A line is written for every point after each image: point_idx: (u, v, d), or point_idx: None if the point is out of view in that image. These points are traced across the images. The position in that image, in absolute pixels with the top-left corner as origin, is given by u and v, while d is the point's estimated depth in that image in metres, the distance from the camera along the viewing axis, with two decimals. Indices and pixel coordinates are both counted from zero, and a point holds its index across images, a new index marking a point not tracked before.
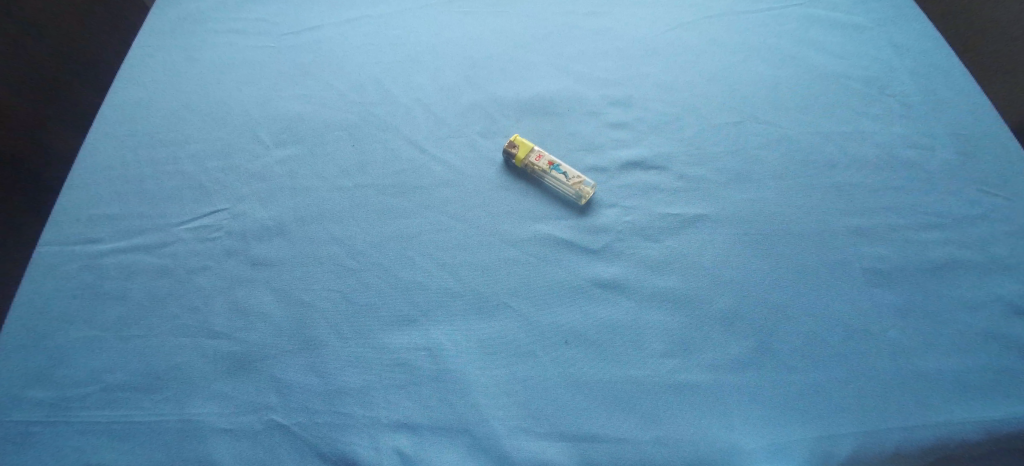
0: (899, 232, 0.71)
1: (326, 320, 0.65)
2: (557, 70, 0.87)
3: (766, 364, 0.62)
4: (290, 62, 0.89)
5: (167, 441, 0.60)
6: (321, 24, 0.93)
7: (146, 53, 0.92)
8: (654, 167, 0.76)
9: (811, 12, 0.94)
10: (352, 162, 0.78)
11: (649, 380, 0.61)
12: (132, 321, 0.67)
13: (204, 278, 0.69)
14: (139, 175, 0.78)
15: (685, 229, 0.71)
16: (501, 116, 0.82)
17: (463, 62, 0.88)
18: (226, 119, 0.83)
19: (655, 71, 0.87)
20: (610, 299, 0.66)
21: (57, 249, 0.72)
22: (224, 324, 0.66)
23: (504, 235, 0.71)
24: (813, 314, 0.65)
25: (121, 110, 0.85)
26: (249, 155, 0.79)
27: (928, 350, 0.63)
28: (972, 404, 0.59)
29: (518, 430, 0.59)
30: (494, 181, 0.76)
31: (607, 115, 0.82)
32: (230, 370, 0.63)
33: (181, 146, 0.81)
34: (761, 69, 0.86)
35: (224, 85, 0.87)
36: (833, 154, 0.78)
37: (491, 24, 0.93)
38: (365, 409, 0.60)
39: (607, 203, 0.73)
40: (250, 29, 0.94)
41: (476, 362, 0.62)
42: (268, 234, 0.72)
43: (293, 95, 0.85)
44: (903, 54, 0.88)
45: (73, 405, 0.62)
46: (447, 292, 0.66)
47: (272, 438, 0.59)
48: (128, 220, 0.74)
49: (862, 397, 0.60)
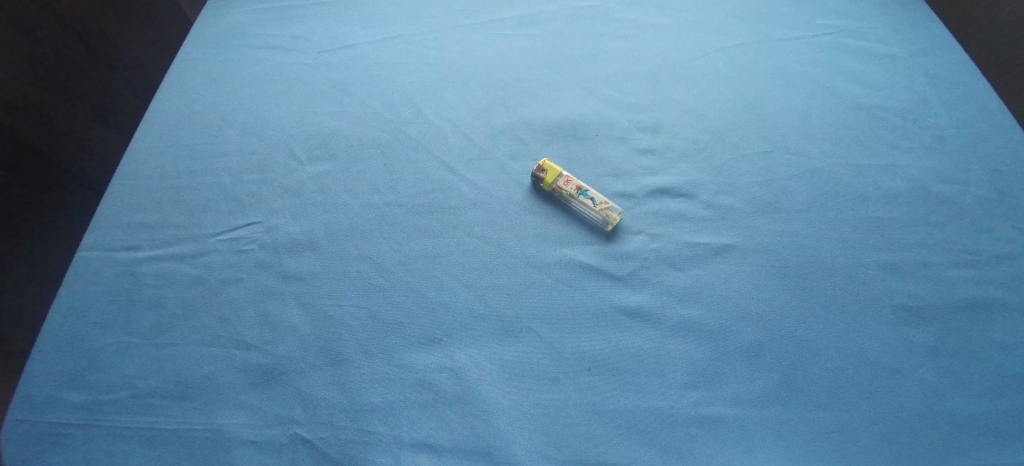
0: (931, 269, 0.69)
1: (352, 336, 0.67)
2: (587, 94, 0.88)
3: (791, 400, 0.61)
4: (326, 79, 0.91)
5: (195, 450, 0.61)
6: (358, 42, 0.96)
7: (189, 66, 0.95)
8: (680, 194, 0.76)
9: (841, 40, 0.93)
10: (381, 180, 0.80)
11: (672, 411, 0.61)
12: (166, 329, 0.69)
13: (236, 289, 0.71)
14: (178, 185, 0.80)
15: (712, 258, 0.71)
16: (530, 139, 0.83)
17: (495, 84, 0.90)
18: (262, 133, 0.85)
19: (686, 98, 0.87)
20: (635, 328, 0.66)
21: (97, 255, 0.74)
22: (253, 336, 0.67)
23: (528, 258, 0.71)
24: (841, 351, 0.64)
25: (162, 121, 0.88)
26: (283, 170, 0.81)
27: (960, 392, 0.61)
28: (1006, 449, 0.58)
29: (538, 456, 0.59)
30: (521, 204, 0.76)
31: (636, 141, 0.82)
32: (258, 382, 0.64)
33: (218, 158, 0.83)
34: (793, 98, 0.86)
35: (261, 100, 0.89)
36: (865, 187, 0.77)
37: (522, 45, 0.95)
38: (388, 427, 0.61)
39: (634, 229, 0.73)
40: (288, 45, 0.96)
41: (500, 385, 0.62)
42: (299, 248, 0.74)
43: (329, 111, 0.87)
44: (938, 86, 0.87)
45: (105, 409, 0.64)
46: (471, 314, 0.67)
47: (296, 451, 0.60)
48: (165, 229, 0.76)
49: (890, 438, 0.59)
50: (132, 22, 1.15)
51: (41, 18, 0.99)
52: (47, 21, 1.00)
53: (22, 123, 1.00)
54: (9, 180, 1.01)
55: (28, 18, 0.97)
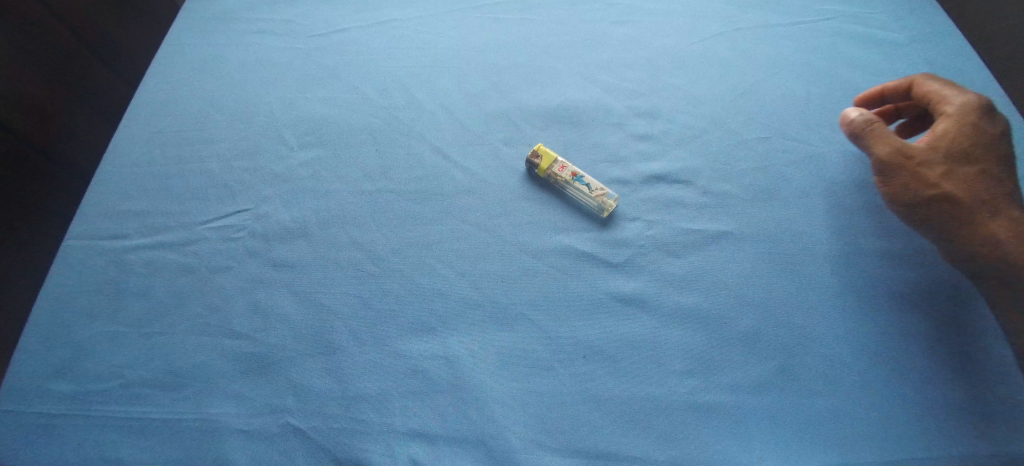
0: (929, 256, 0.69)
1: (344, 325, 0.66)
2: (583, 80, 0.87)
3: (787, 387, 0.60)
4: (317, 64, 0.90)
5: (186, 440, 0.60)
6: (349, 27, 0.94)
7: (177, 51, 0.93)
8: (678, 180, 0.75)
9: (842, 26, 0.92)
10: (375, 166, 0.78)
11: (670, 399, 0.60)
12: (154, 317, 0.67)
13: (225, 278, 0.70)
14: (166, 172, 0.79)
15: (709, 245, 0.70)
16: (526, 125, 0.82)
17: (488, 69, 0.88)
18: (253, 119, 0.84)
19: (683, 84, 0.86)
20: (631, 315, 0.65)
21: (84, 242, 0.73)
22: (243, 325, 0.66)
23: (523, 245, 0.70)
24: (840, 338, 0.63)
25: (149, 107, 0.86)
26: (273, 156, 0.80)
27: (956, 379, 0.61)
28: (1004, 437, 0.57)
29: (534, 444, 0.58)
30: (516, 191, 0.75)
31: (632, 126, 0.81)
32: (250, 371, 0.64)
33: (208, 144, 0.81)
34: (792, 84, 0.85)
35: (251, 86, 0.87)
36: (863, 173, 0.76)
37: (517, 30, 0.93)
38: (380, 416, 0.60)
39: (630, 216, 0.72)
40: (278, 30, 0.94)
41: (495, 373, 0.62)
42: (290, 235, 0.73)
43: (320, 97, 0.86)
44: (938, 72, 0.85)
45: (94, 399, 0.63)
46: (466, 302, 0.66)
47: (288, 441, 0.60)
48: (154, 216, 0.75)
49: (887, 426, 0.58)
50: (130, 14, 1.16)
51: (42, 14, 1.00)
52: (42, 12, 1.00)
53: (27, 116, 1.00)
54: (8, 176, 0.99)
55: (29, 9, 0.97)
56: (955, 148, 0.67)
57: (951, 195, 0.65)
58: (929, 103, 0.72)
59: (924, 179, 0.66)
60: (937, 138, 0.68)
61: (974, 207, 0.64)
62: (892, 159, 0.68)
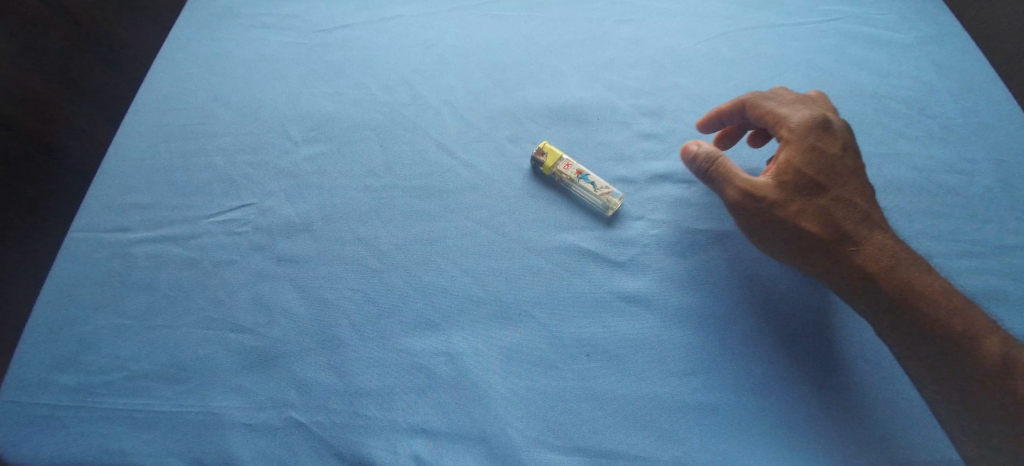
0: (933, 259, 0.69)
1: (348, 320, 0.66)
2: (589, 78, 0.86)
3: (790, 388, 0.60)
4: (322, 60, 0.89)
5: (189, 433, 0.61)
6: (354, 22, 0.93)
7: (181, 45, 0.92)
8: (683, 180, 0.75)
9: (850, 27, 0.91)
10: (379, 162, 0.78)
11: (672, 399, 0.60)
12: (157, 310, 0.68)
13: (229, 272, 0.70)
14: (170, 166, 0.79)
15: (714, 245, 0.70)
16: (531, 123, 0.81)
17: (494, 67, 0.88)
18: (257, 113, 0.84)
19: (688, 84, 0.85)
20: (635, 314, 0.65)
21: (89, 235, 0.73)
22: (247, 319, 0.66)
23: (528, 243, 0.70)
24: (845, 339, 0.63)
25: (154, 101, 0.86)
26: (278, 151, 0.80)
27: None
28: None
29: (536, 441, 0.59)
30: (521, 188, 0.75)
31: (638, 125, 0.81)
32: (253, 365, 0.64)
33: (212, 139, 0.81)
34: (799, 85, 0.85)
35: (256, 81, 0.87)
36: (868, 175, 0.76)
37: (523, 28, 0.92)
38: (383, 411, 0.60)
39: (635, 215, 0.72)
40: (282, 24, 0.94)
41: (498, 370, 0.62)
42: (294, 230, 0.73)
43: (325, 93, 0.86)
44: (945, 74, 0.85)
45: (97, 391, 0.63)
46: (469, 299, 0.66)
47: (291, 435, 0.60)
48: (158, 210, 0.75)
49: (890, 427, 0.58)
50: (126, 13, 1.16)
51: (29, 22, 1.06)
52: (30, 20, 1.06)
53: (24, 114, 1.07)
54: (16, 175, 1.08)
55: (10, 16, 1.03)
56: (797, 180, 0.65)
57: (806, 232, 0.64)
58: (769, 125, 0.69)
59: (779, 219, 0.65)
60: (780, 171, 0.66)
61: (828, 240, 0.64)
62: (742, 200, 0.66)
